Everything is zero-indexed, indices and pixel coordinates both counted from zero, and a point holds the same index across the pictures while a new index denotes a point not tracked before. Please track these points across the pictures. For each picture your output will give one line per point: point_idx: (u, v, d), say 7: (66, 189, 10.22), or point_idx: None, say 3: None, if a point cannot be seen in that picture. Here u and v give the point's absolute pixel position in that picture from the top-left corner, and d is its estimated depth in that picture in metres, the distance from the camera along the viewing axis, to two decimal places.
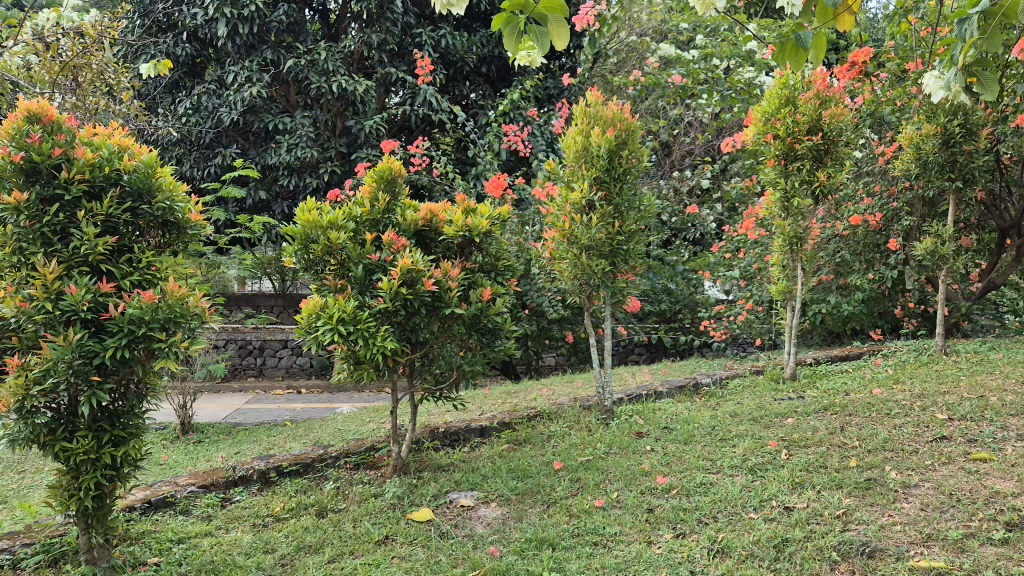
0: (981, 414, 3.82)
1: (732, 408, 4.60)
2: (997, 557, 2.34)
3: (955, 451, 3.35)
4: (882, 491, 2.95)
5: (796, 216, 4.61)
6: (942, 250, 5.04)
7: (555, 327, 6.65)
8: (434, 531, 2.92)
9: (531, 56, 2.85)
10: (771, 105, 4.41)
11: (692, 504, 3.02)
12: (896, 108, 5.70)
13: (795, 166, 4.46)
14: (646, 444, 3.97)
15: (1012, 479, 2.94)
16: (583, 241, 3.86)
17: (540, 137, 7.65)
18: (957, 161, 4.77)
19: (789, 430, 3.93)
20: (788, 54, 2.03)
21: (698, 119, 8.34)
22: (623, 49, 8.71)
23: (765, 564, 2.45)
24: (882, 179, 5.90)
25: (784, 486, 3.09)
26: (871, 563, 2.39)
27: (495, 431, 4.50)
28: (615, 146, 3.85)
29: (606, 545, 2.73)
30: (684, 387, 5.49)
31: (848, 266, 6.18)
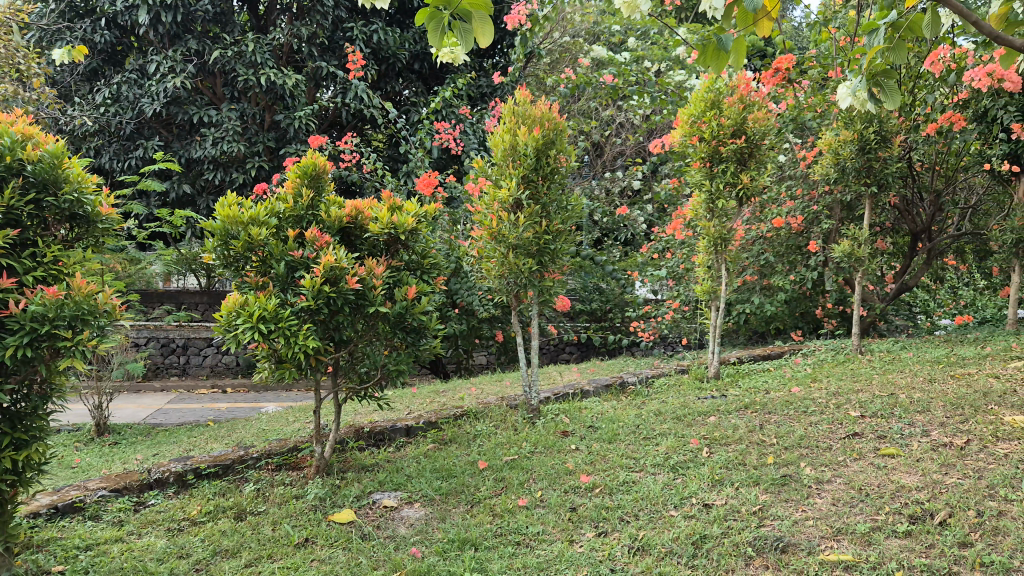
0: (891, 411, 3.96)
1: (656, 406, 4.67)
2: (901, 549, 2.42)
3: (866, 447, 3.46)
4: (797, 487, 3.03)
5: (721, 217, 4.70)
6: (859, 253, 5.21)
7: (485, 326, 6.65)
8: (355, 532, 2.87)
9: (455, 53, 2.82)
10: (697, 107, 4.49)
11: (615, 503, 3.04)
12: (817, 115, 5.90)
13: (720, 168, 4.54)
14: (571, 443, 3.99)
15: (917, 473, 3.05)
16: (511, 240, 3.84)
17: (471, 135, 7.62)
18: (873, 167, 4.94)
19: (710, 428, 4.00)
20: (711, 56, 2.05)
21: (629, 121, 8.45)
22: (556, 49, 8.80)
23: (684, 561, 2.49)
24: (804, 183, 6.10)
25: (704, 483, 3.14)
26: (784, 558, 2.44)
27: (422, 431, 4.45)
28: (543, 146, 3.86)
29: (529, 545, 2.72)
30: (610, 385, 5.55)
31: (772, 267, 6.35)
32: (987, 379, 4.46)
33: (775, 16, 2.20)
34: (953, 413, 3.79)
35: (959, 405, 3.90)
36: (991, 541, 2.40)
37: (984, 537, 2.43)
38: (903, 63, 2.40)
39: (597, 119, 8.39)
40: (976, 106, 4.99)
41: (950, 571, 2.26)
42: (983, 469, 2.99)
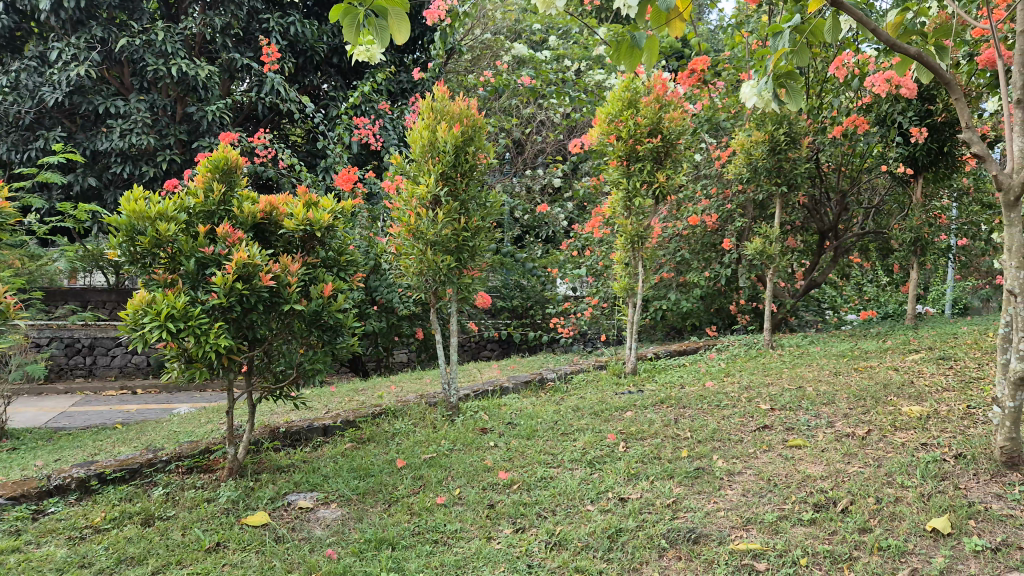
0: (799, 403, 4.10)
1: (574, 402, 4.71)
2: (805, 537, 2.51)
3: (775, 438, 3.57)
4: (709, 479, 3.10)
5: (638, 215, 4.78)
6: (770, 250, 5.37)
7: (405, 323, 6.60)
8: (269, 535, 2.80)
9: (369, 51, 2.78)
10: (615, 106, 4.53)
11: (532, 499, 3.06)
12: (731, 116, 6.06)
13: (637, 167, 4.61)
14: (490, 440, 3.98)
15: (822, 463, 3.16)
16: (429, 237, 3.82)
17: (391, 131, 7.54)
18: (783, 167, 5.10)
19: (627, 423, 4.06)
20: (624, 53, 2.07)
21: (549, 118, 8.48)
22: (477, 46, 8.77)
23: (600, 554, 2.51)
24: (718, 182, 6.24)
25: (620, 478, 3.18)
26: (695, 548, 2.49)
27: (339, 430, 4.37)
28: (462, 142, 3.85)
29: (446, 543, 2.71)
30: (529, 381, 5.58)
31: (688, 264, 6.52)
32: (888, 372, 4.67)
33: (687, 17, 2.24)
34: (855, 405, 3.95)
35: (861, 397, 4.06)
36: (889, 526, 2.51)
37: (882, 522, 2.54)
38: (806, 67, 2.53)
39: (518, 116, 8.41)
40: (878, 110, 5.20)
41: (851, 557, 2.35)
42: (882, 458, 3.12)
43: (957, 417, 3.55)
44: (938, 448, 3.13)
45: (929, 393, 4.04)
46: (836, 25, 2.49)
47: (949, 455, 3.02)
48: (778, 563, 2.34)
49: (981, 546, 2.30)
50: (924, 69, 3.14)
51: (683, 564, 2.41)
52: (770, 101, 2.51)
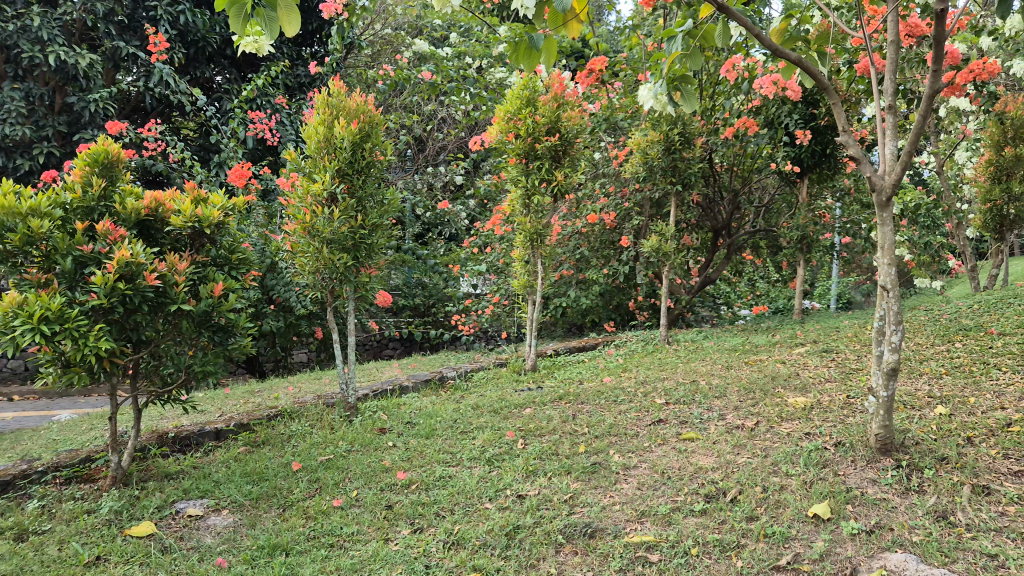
0: (692, 397, 4.21)
1: (474, 400, 4.71)
2: (696, 527, 2.57)
3: (669, 432, 3.65)
4: (605, 474, 3.14)
5: (537, 213, 4.82)
6: (666, 248, 5.51)
7: (304, 322, 6.44)
8: (154, 546, 2.68)
9: (256, 43, 2.70)
10: (513, 104, 4.51)
11: (431, 498, 3.03)
12: (628, 115, 6.15)
13: (535, 165, 4.64)
14: (388, 440, 3.93)
15: (713, 455, 3.26)
16: (326, 234, 3.69)
17: (288, 126, 7.37)
18: (677, 167, 5.24)
19: (526, 420, 4.08)
20: (523, 54, 2.05)
21: (450, 115, 8.42)
22: (377, 40, 8.61)
23: (497, 552, 2.51)
24: (616, 181, 6.34)
25: (518, 474, 3.19)
26: (591, 543, 2.52)
27: (233, 434, 4.23)
28: (358, 139, 3.79)
29: (343, 546, 2.65)
30: (429, 380, 5.54)
31: (587, 261, 6.63)
32: (776, 364, 4.86)
33: (585, 18, 2.25)
34: (745, 397, 4.08)
35: (750, 390, 4.21)
36: (774, 513, 2.60)
37: (768, 510, 2.63)
38: (698, 70, 2.63)
39: (420, 113, 8.32)
40: (767, 112, 5.46)
41: (739, 544, 2.42)
42: (769, 448, 3.24)
43: (838, 407, 3.72)
44: (820, 437, 3.27)
45: (812, 384, 4.22)
46: (725, 31, 2.58)
47: (830, 443, 3.16)
48: (670, 554, 2.40)
49: (857, 529, 2.41)
50: (805, 75, 3.28)
51: (579, 559, 2.43)
52: (666, 103, 2.62)
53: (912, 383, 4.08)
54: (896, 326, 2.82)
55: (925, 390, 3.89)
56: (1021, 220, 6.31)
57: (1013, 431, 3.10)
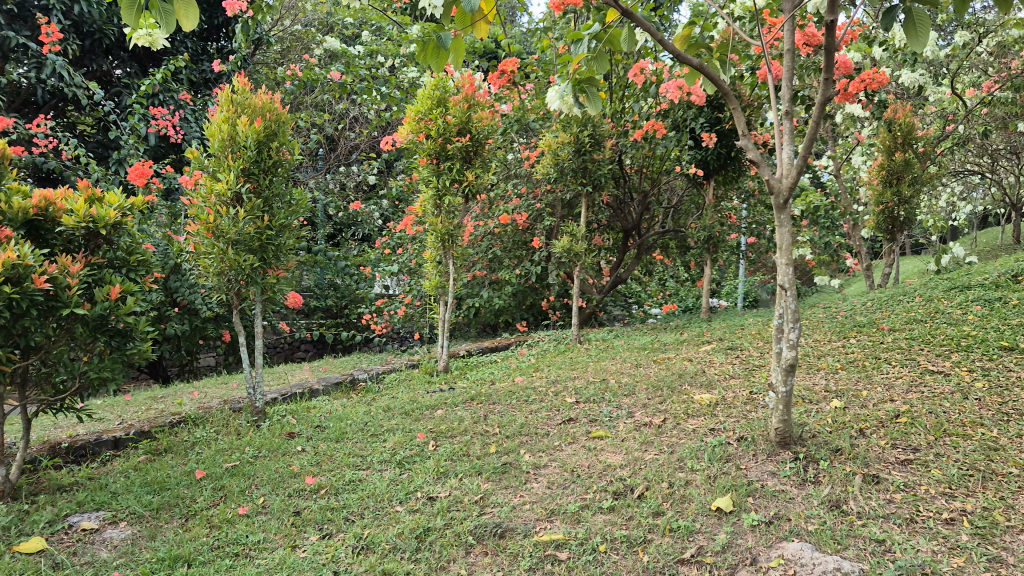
0: (601, 395, 4.28)
1: (385, 402, 4.66)
2: (605, 524, 2.61)
3: (579, 431, 3.70)
4: (515, 473, 3.16)
5: (448, 213, 4.80)
6: (577, 248, 5.58)
7: (210, 326, 6.24)
8: (45, 562, 2.54)
9: (150, 35, 2.60)
10: (424, 105, 4.47)
11: (340, 503, 2.98)
12: (540, 117, 6.21)
13: (446, 166, 4.62)
14: (296, 444, 3.85)
15: (621, 452, 3.31)
16: (231, 235, 3.57)
17: (193, 122, 7.13)
18: (588, 168, 5.31)
19: (437, 421, 4.07)
20: (432, 53, 2.03)
21: (363, 114, 8.31)
22: (287, 37, 8.41)
23: (407, 555, 2.48)
24: (528, 182, 6.39)
25: (429, 476, 3.18)
26: (501, 543, 2.53)
27: (132, 442, 4.06)
28: (264, 138, 3.70)
29: (248, 555, 2.58)
30: (340, 382, 5.45)
31: (499, 262, 6.65)
32: (682, 362, 4.98)
33: (493, 17, 2.23)
34: (653, 395, 4.18)
35: (658, 387, 4.30)
36: (679, 508, 2.66)
37: (673, 505, 2.69)
38: (604, 73, 2.67)
39: (331, 111, 8.19)
40: (675, 115, 5.60)
41: (645, 539, 2.47)
42: (676, 444, 3.32)
43: (741, 402, 3.85)
44: (724, 433, 3.38)
45: (717, 380, 4.36)
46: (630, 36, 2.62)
47: (733, 438, 3.26)
48: (579, 552, 2.42)
49: (757, 520, 2.49)
50: (707, 81, 3.38)
51: (489, 560, 2.43)
52: (572, 104, 2.65)
53: (810, 378, 4.25)
54: (793, 323, 2.91)
55: (821, 384, 4.06)
56: (910, 222, 6.65)
57: (901, 422, 3.26)
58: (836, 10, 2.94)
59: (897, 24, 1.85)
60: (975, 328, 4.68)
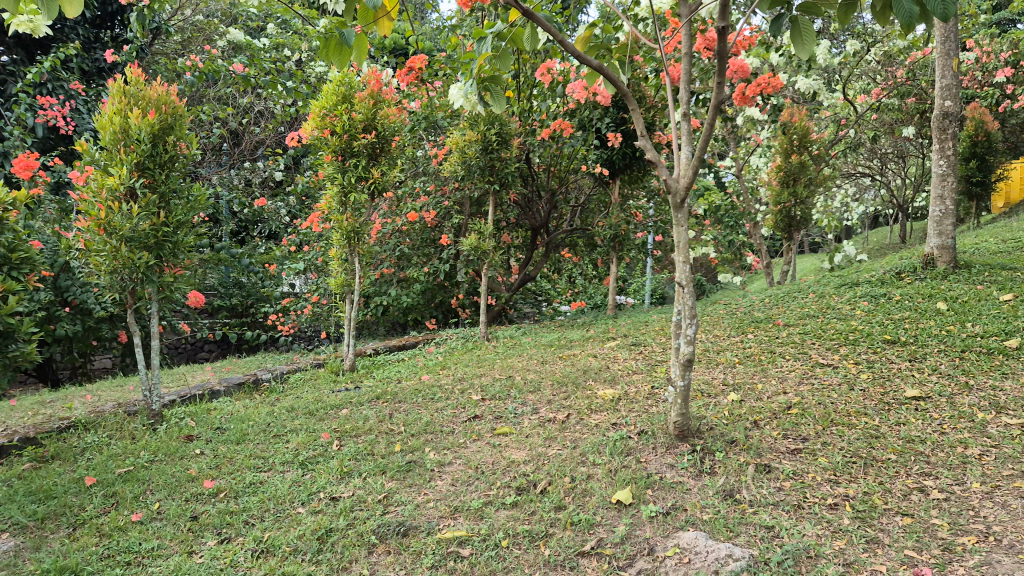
0: (507, 392, 4.31)
1: (289, 402, 4.58)
2: (508, 519, 2.63)
3: (484, 428, 3.72)
4: (419, 472, 3.16)
5: (354, 210, 4.73)
6: (484, 246, 5.60)
7: (104, 326, 5.99)
8: None
9: (34, 22, 2.49)
10: (328, 101, 4.41)
11: (240, 506, 2.91)
12: (448, 114, 6.21)
13: (352, 162, 4.55)
14: (195, 447, 3.74)
15: (525, 448, 3.35)
16: (125, 232, 3.42)
17: (86, 113, 6.82)
18: (495, 166, 5.35)
19: (342, 421, 4.02)
20: (333, 49, 2.00)
21: (268, 109, 8.12)
22: (187, 27, 8.13)
23: (308, 557, 2.45)
24: (436, 180, 6.38)
25: (332, 476, 3.14)
26: (404, 541, 2.51)
27: (16, 449, 3.86)
28: (160, 131, 3.59)
29: (141, 563, 2.49)
30: (243, 383, 5.32)
31: (408, 259, 6.60)
32: (587, 358, 5.07)
33: (395, 14, 2.21)
34: (557, 391, 4.24)
35: (563, 383, 4.37)
36: (580, 502, 2.71)
37: (575, 499, 2.74)
38: (507, 72, 2.69)
39: (234, 105, 7.97)
40: (580, 115, 5.69)
41: (547, 533, 2.51)
42: (578, 439, 3.38)
43: (643, 397, 3.95)
44: (625, 427, 3.46)
45: (620, 376, 4.45)
46: (532, 36, 2.65)
47: (634, 432, 3.34)
48: (481, 547, 2.44)
49: (655, 511, 2.56)
50: (607, 83, 3.44)
51: (392, 558, 2.41)
52: (477, 102, 2.67)
53: (709, 372, 4.38)
54: (690, 319, 2.99)
55: (719, 378, 4.20)
56: (806, 221, 6.94)
57: (792, 413, 3.41)
58: (727, 16, 3.04)
59: (786, 31, 1.97)
60: (862, 322, 4.93)
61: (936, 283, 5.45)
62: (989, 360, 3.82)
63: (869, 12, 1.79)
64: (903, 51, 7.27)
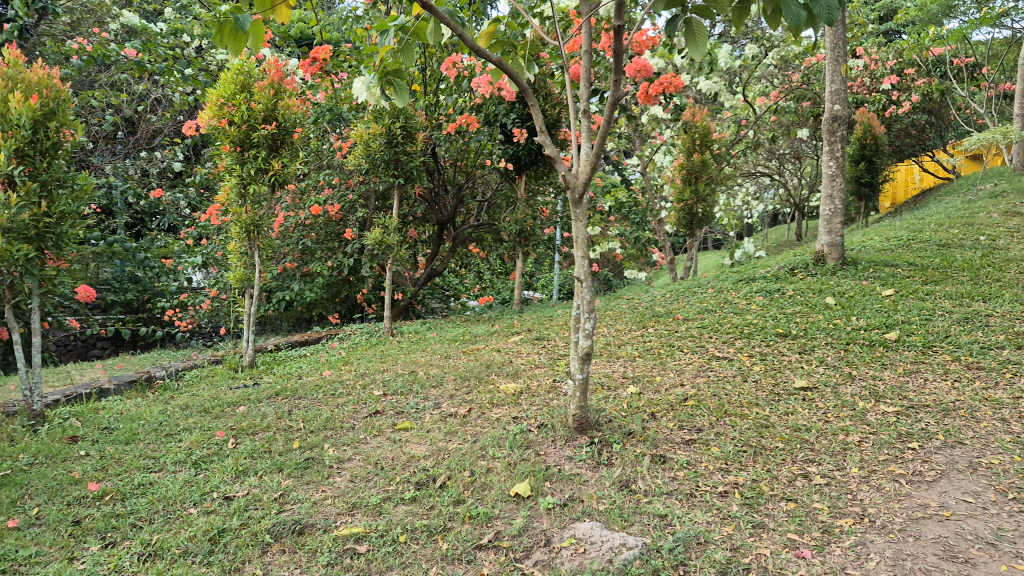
0: (409, 387, 4.29)
1: (184, 400, 4.43)
2: (406, 514, 2.61)
3: (385, 423, 3.69)
4: (318, 468, 3.11)
5: (253, 203, 4.59)
6: (389, 240, 5.54)
7: None
8: None
9: None
10: (226, 89, 4.22)
11: (127, 509, 2.79)
12: (353, 106, 6.11)
13: (251, 154, 4.41)
14: (79, 449, 3.57)
15: (426, 443, 3.34)
16: (3, 222, 3.23)
17: None
18: (400, 160, 5.29)
19: (239, 418, 3.91)
20: (229, 36, 1.83)
21: (165, 96, 7.81)
22: (78, 8, 7.73)
23: (198, 559, 2.36)
24: (340, 173, 6.27)
25: (226, 476, 3.05)
26: (300, 539, 2.46)
27: None
28: (42, 117, 3.37)
29: (16, 571, 2.35)
30: (135, 381, 5.11)
31: (311, 253, 6.46)
32: (491, 353, 5.09)
33: (293, 3, 2.06)
34: (459, 385, 4.24)
35: (465, 378, 4.38)
36: (479, 496, 2.72)
37: (474, 493, 2.75)
38: (410, 65, 2.64)
39: (129, 91, 7.62)
40: (486, 111, 5.70)
41: (445, 528, 2.50)
42: (479, 433, 3.39)
43: (544, 391, 3.99)
44: (525, 420, 3.48)
45: (523, 370, 4.50)
46: (436, 30, 2.60)
47: (534, 425, 3.38)
48: (378, 543, 2.41)
49: (553, 503, 2.59)
50: (509, 80, 3.45)
51: (286, 557, 2.36)
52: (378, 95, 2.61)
53: (609, 366, 4.45)
54: (589, 314, 3.02)
55: (619, 371, 4.28)
56: (707, 218, 7.13)
57: (688, 405, 3.51)
58: (624, 15, 3.08)
59: (680, 35, 1.98)
60: (756, 316, 5.11)
61: (826, 279, 5.70)
62: (871, 352, 4.02)
63: (762, 16, 1.83)
64: (798, 57, 7.54)
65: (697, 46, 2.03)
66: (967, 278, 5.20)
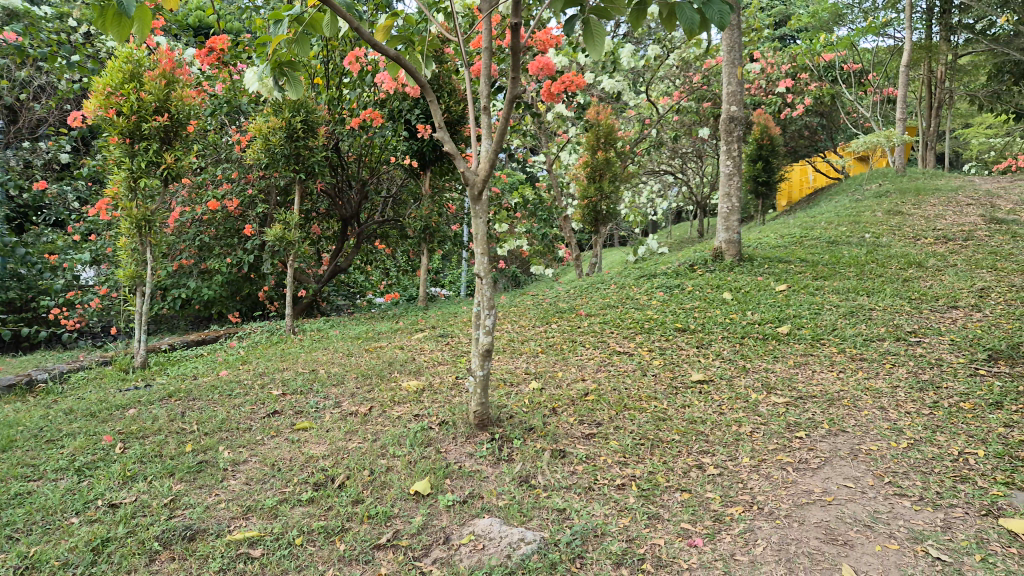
0: (309, 386, 4.20)
1: (68, 404, 4.21)
2: (303, 516, 2.55)
3: (283, 424, 3.60)
4: (211, 472, 3.01)
5: (144, 197, 4.39)
6: (289, 236, 5.39)
7: None
8: None
9: None
10: (114, 78, 4.01)
11: (1, 520, 2.61)
12: (253, 99, 5.94)
13: (142, 146, 4.22)
14: None
15: (325, 443, 3.27)
16: None
17: None
18: (300, 154, 5.16)
19: (128, 422, 3.75)
20: (111, 20, 1.68)
21: (50, 83, 7.41)
22: None
23: (80, 571, 2.22)
24: (239, 167, 6.08)
25: (113, 482, 2.91)
26: (190, 546, 2.36)
27: None
28: None
29: None
30: (14, 384, 4.82)
31: (209, 249, 6.24)
32: (394, 350, 5.04)
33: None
34: (361, 384, 4.19)
35: (367, 376, 4.33)
36: (378, 495, 2.68)
37: (373, 492, 2.71)
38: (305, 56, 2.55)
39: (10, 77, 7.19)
40: (390, 106, 5.62)
41: (343, 528, 2.46)
42: (379, 432, 3.35)
43: (446, 388, 3.98)
44: (427, 418, 3.47)
45: (426, 367, 4.47)
46: (334, 21, 2.51)
47: (435, 423, 3.36)
48: (273, 547, 2.35)
49: (452, 501, 2.58)
50: (408, 75, 3.40)
51: (175, 565, 2.26)
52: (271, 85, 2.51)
53: (512, 362, 4.47)
54: (489, 310, 3.01)
55: (522, 367, 4.30)
56: (611, 215, 7.25)
57: (589, 399, 3.56)
58: (520, 13, 3.09)
59: (578, 33, 1.99)
60: (657, 311, 5.23)
61: (723, 275, 5.87)
62: (764, 345, 4.17)
63: (658, 17, 1.87)
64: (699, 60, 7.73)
65: (593, 45, 2.05)
66: (852, 274, 5.45)
